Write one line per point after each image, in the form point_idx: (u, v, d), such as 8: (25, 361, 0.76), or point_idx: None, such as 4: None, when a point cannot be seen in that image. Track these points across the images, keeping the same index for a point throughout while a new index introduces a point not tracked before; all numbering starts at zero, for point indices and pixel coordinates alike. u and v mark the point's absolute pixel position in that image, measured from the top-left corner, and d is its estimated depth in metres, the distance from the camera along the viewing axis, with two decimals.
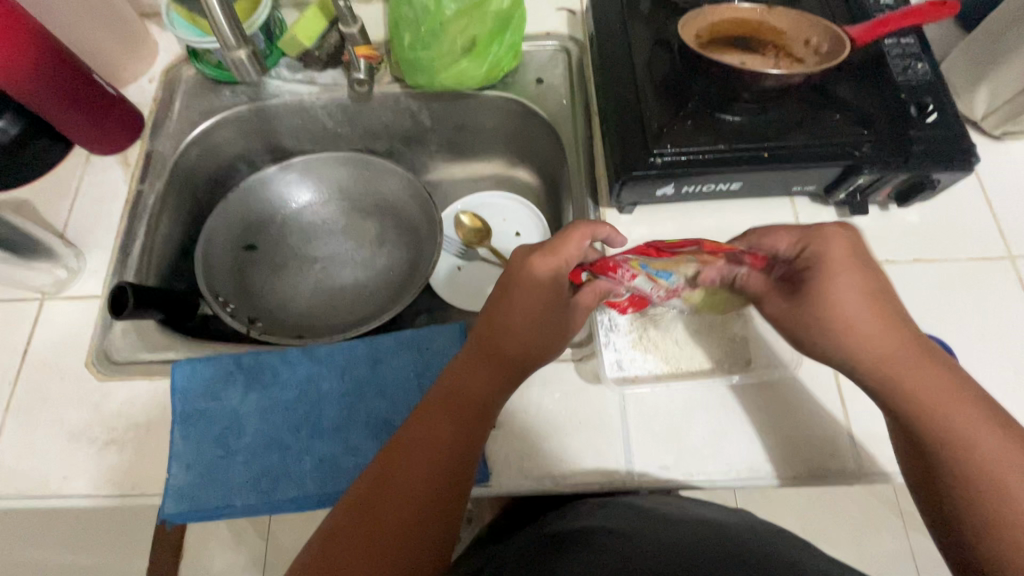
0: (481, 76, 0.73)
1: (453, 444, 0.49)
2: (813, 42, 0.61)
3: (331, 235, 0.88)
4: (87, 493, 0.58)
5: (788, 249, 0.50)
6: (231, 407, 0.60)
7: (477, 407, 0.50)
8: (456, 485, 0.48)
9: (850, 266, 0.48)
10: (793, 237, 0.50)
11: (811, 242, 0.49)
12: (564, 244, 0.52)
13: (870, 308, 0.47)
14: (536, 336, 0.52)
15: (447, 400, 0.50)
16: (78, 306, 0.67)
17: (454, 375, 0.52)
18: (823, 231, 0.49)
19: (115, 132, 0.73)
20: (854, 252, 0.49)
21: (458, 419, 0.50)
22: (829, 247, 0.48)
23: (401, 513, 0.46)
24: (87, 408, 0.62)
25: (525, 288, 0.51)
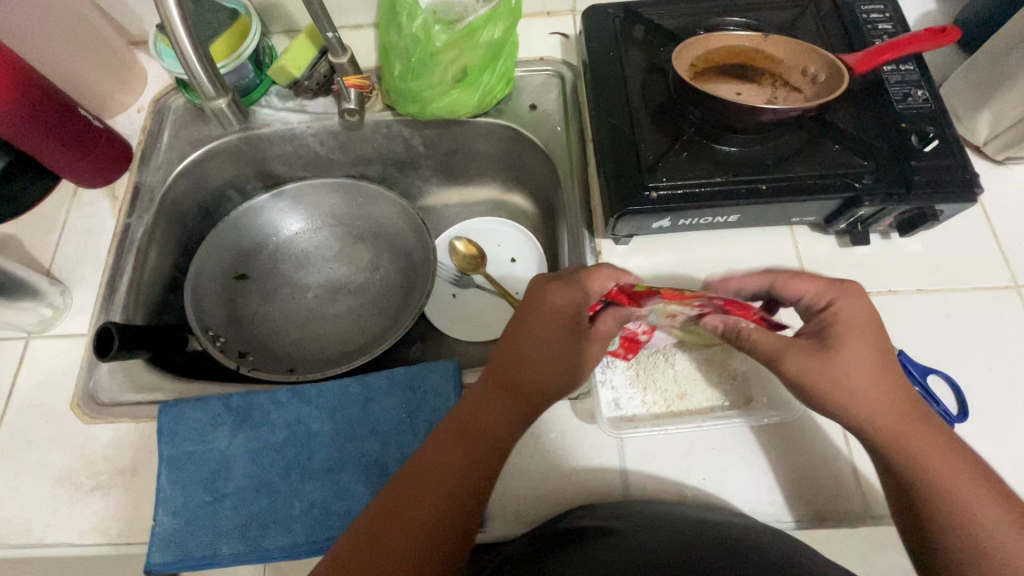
0: (474, 104, 0.71)
1: (464, 478, 0.47)
2: (810, 71, 0.60)
3: (324, 261, 0.87)
4: (70, 542, 0.57)
5: (813, 299, 0.52)
6: (220, 449, 0.59)
7: (491, 442, 0.49)
8: (466, 521, 0.46)
9: (867, 327, 0.49)
10: (825, 288, 0.51)
11: (836, 297, 0.50)
12: (583, 285, 0.52)
13: (871, 356, 0.48)
14: (549, 368, 0.51)
15: (459, 431, 0.49)
16: (64, 345, 0.66)
17: (471, 405, 0.50)
18: (847, 287, 0.51)
19: (103, 165, 0.72)
20: (871, 314, 0.49)
21: (470, 449, 0.48)
22: (851, 307, 0.49)
23: (408, 552, 0.44)
24: (72, 451, 0.60)
25: (541, 315, 0.52)
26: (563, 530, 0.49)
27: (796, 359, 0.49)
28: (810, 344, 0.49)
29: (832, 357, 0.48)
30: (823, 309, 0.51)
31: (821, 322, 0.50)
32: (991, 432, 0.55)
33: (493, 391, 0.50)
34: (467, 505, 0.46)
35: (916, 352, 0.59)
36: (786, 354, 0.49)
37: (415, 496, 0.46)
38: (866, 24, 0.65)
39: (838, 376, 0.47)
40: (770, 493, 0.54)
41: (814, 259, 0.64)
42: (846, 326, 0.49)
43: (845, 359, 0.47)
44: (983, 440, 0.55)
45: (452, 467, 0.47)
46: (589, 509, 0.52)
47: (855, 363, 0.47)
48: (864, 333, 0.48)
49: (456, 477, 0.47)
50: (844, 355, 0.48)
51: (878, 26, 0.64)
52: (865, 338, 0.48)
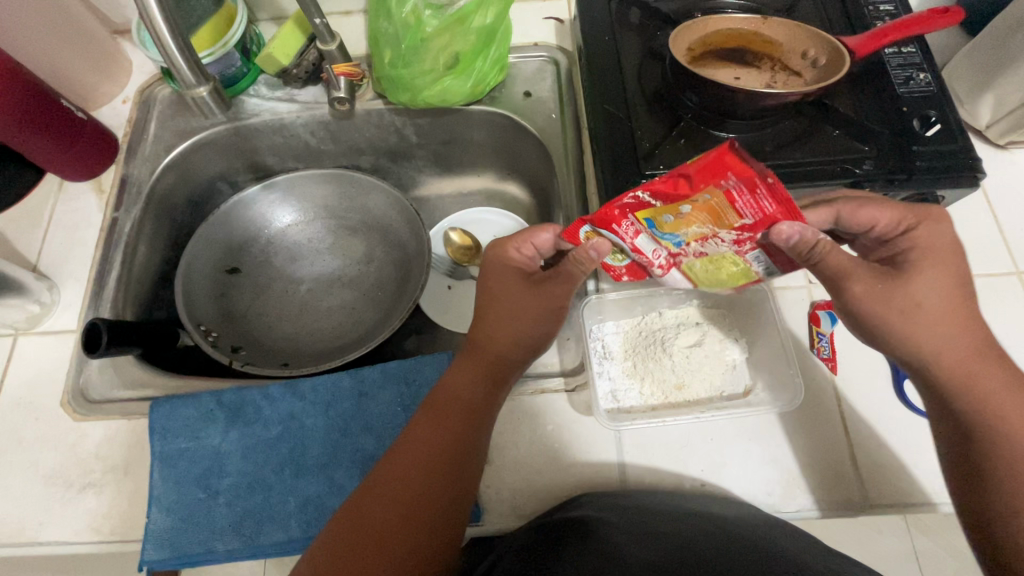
0: (467, 92, 0.70)
1: (440, 453, 0.48)
2: (810, 54, 0.58)
3: (316, 253, 0.86)
4: (63, 539, 0.56)
5: (890, 225, 0.48)
6: (212, 445, 0.58)
7: (464, 408, 0.50)
8: (446, 492, 0.47)
9: (947, 253, 0.47)
10: (901, 214, 0.48)
11: (917, 223, 0.48)
12: (525, 236, 0.56)
13: (947, 287, 0.46)
14: (514, 321, 0.53)
15: (432, 408, 0.51)
16: (53, 342, 0.64)
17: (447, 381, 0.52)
18: (931, 212, 0.48)
19: (88, 157, 0.71)
20: (952, 242, 0.47)
21: (445, 419, 0.50)
22: (936, 234, 0.47)
23: (393, 520, 0.46)
24: (64, 449, 0.59)
25: (500, 273, 0.55)
26: (558, 520, 0.49)
27: (863, 283, 0.46)
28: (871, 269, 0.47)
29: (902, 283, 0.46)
30: (899, 236, 0.48)
31: (899, 248, 0.48)
32: None
33: (467, 362, 0.53)
34: (446, 477, 0.47)
35: None
36: (851, 279, 0.46)
37: (396, 469, 0.48)
38: (867, 6, 0.63)
39: (909, 302, 0.45)
40: (770, 484, 0.53)
41: None
42: (930, 248, 0.47)
43: (916, 287, 0.45)
44: None
45: (430, 441, 0.48)
46: (589, 497, 0.51)
47: (931, 302, 0.45)
48: (939, 262, 0.46)
49: (431, 450, 0.48)
50: (917, 281, 0.46)
51: (880, 8, 0.63)
52: (941, 266, 0.46)
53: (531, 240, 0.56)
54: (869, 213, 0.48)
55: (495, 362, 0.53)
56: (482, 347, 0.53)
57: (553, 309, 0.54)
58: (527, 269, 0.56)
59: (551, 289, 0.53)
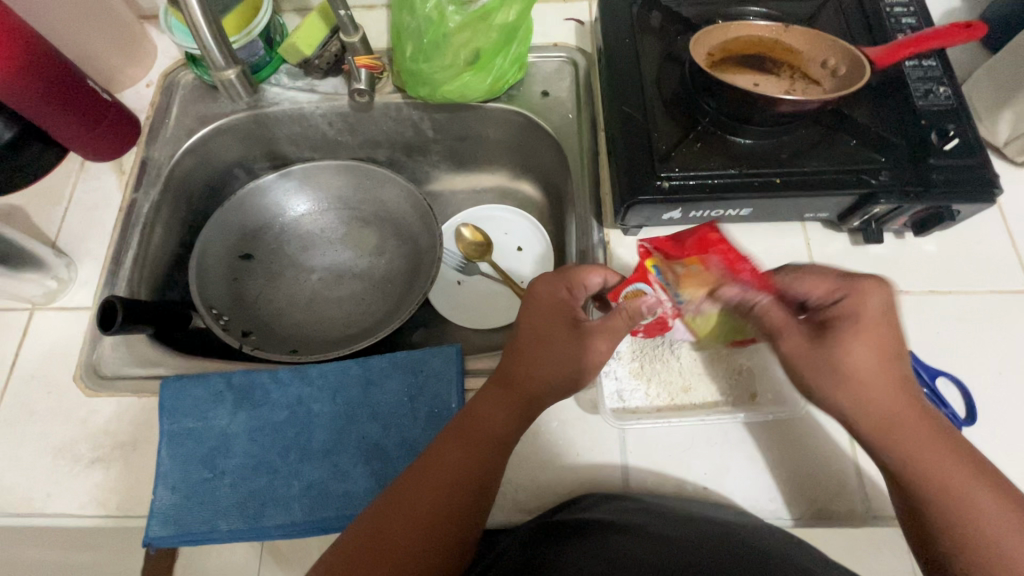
0: (485, 89, 0.70)
1: (467, 480, 0.48)
2: (831, 63, 0.58)
3: (329, 245, 0.87)
4: (70, 512, 0.57)
5: (822, 298, 0.48)
6: (220, 426, 0.59)
7: (493, 441, 0.50)
8: (465, 518, 0.48)
9: (875, 324, 0.46)
10: (832, 286, 0.48)
11: (849, 293, 0.47)
12: (578, 277, 0.54)
13: (875, 356, 0.45)
14: (549, 367, 0.51)
15: (467, 435, 0.50)
16: (68, 317, 0.65)
17: (477, 407, 0.52)
18: (862, 285, 0.47)
19: (111, 138, 0.72)
20: (884, 312, 0.46)
21: (473, 448, 0.50)
22: (865, 304, 0.46)
23: (408, 532, 0.46)
24: (74, 423, 0.60)
25: (545, 315, 0.53)
26: (562, 520, 0.50)
27: (793, 347, 0.47)
28: (802, 331, 0.48)
29: (828, 351, 0.46)
30: (830, 305, 0.48)
31: (828, 316, 0.47)
32: (999, 437, 0.54)
33: (503, 397, 0.51)
34: (468, 504, 0.48)
35: (926, 353, 0.58)
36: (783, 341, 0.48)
37: (418, 488, 0.48)
38: (890, 18, 0.63)
39: (833, 371, 0.46)
40: (771, 491, 0.53)
41: (825, 256, 0.63)
42: (860, 319, 0.46)
43: (844, 358, 0.45)
44: (988, 445, 0.54)
45: (458, 466, 0.49)
46: (596, 498, 0.52)
47: (862, 371, 0.45)
48: (867, 333, 0.45)
49: (459, 476, 0.48)
50: (846, 352, 0.45)
51: (902, 20, 0.63)
52: (870, 337, 0.45)
53: (582, 283, 0.54)
54: (804, 284, 0.49)
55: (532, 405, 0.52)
56: (514, 381, 0.52)
57: (596, 364, 0.50)
58: (571, 311, 0.53)
59: (592, 346, 0.50)
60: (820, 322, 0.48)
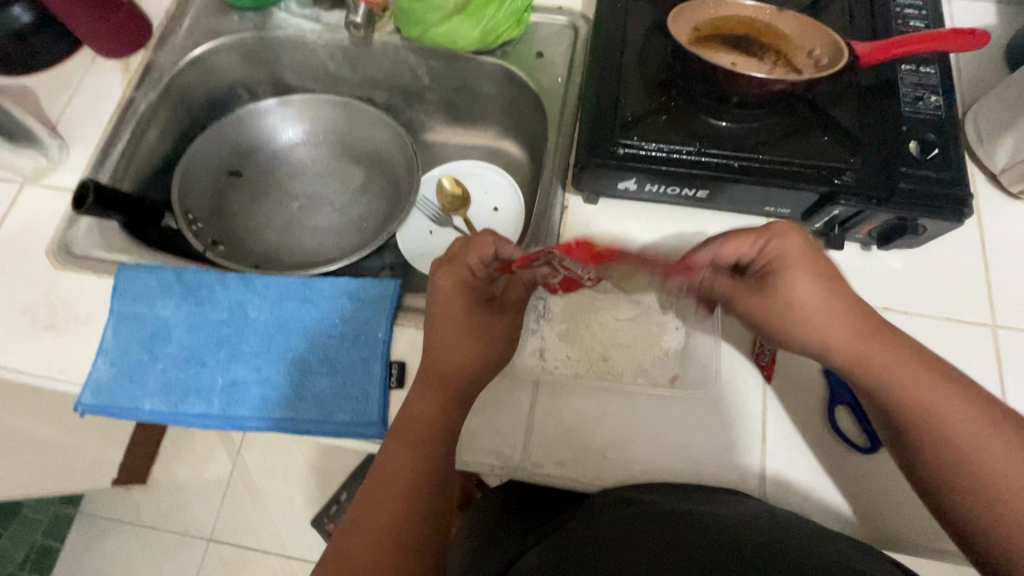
0: (476, 37, 0.69)
1: (416, 475, 0.48)
2: (815, 54, 0.56)
3: (316, 176, 0.89)
4: (17, 368, 0.61)
5: (749, 253, 0.52)
6: (162, 316, 0.62)
7: (435, 432, 0.50)
8: (433, 505, 0.48)
9: (808, 259, 0.50)
10: (755, 236, 0.51)
11: (770, 237, 0.51)
12: (460, 261, 0.56)
13: (820, 288, 0.49)
14: (472, 346, 0.53)
15: (404, 436, 0.50)
16: (53, 196, 0.70)
17: (409, 411, 0.51)
18: (777, 228, 0.51)
19: (122, 39, 0.75)
20: (806, 243, 0.50)
21: (415, 448, 0.49)
22: (786, 244, 0.50)
23: (376, 543, 0.45)
24: (37, 290, 0.65)
25: (447, 298, 0.55)
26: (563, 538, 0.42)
27: (746, 300, 0.51)
28: (749, 287, 0.52)
29: (777, 293, 0.49)
30: (760, 254, 0.51)
31: (761, 267, 0.51)
32: None
33: (432, 391, 0.52)
34: (428, 495, 0.48)
35: None
36: (735, 296, 0.52)
37: (374, 496, 0.48)
38: (896, 18, 0.60)
39: (783, 310, 0.49)
40: (670, 469, 0.53)
41: None
42: (789, 259, 0.50)
43: (793, 295, 0.49)
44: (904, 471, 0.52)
45: (402, 461, 0.49)
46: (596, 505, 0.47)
47: (805, 297, 0.49)
48: (803, 265, 0.49)
49: (408, 477, 0.48)
50: (791, 288, 0.49)
51: (909, 23, 0.60)
52: (806, 269, 0.49)
53: (477, 249, 0.56)
54: (733, 245, 0.52)
55: (461, 391, 0.52)
56: (441, 371, 0.52)
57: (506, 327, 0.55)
58: (480, 289, 0.56)
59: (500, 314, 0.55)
60: (759, 275, 0.51)
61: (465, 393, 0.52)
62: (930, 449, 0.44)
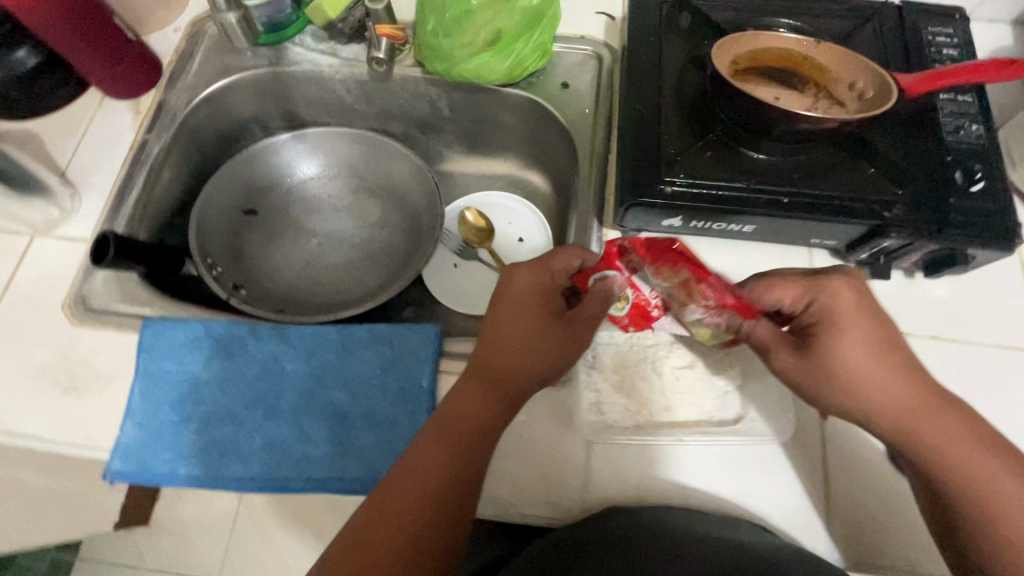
0: (505, 72, 0.67)
1: (448, 478, 0.47)
2: (858, 86, 0.55)
3: (333, 210, 0.87)
4: (38, 436, 0.58)
5: (792, 303, 0.51)
6: (193, 372, 0.59)
7: (474, 432, 0.50)
8: (459, 508, 0.47)
9: (858, 322, 0.49)
10: (802, 289, 0.50)
11: (818, 294, 0.50)
12: (543, 266, 0.55)
13: (870, 351, 0.48)
14: (528, 353, 0.52)
15: (444, 432, 0.49)
16: (66, 247, 0.66)
17: (455, 404, 0.51)
18: (828, 284, 0.50)
19: (131, 78, 0.73)
20: (860, 305, 0.49)
21: (452, 446, 0.49)
22: (837, 302, 0.49)
23: (395, 541, 0.45)
24: (55, 350, 0.61)
25: (518, 303, 0.55)
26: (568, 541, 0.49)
27: (787, 356, 0.50)
28: (789, 344, 0.50)
29: (822, 354, 0.48)
30: (804, 308, 0.51)
31: (805, 319, 0.50)
32: None
33: (480, 385, 0.52)
34: (457, 497, 0.47)
35: None
36: (776, 350, 0.50)
37: (399, 492, 0.47)
38: (930, 47, 0.60)
39: (832, 374, 0.48)
40: (732, 512, 0.52)
41: None
42: (838, 319, 0.49)
43: (840, 357, 0.48)
44: None
45: (445, 461, 0.48)
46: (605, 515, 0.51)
47: (855, 364, 0.48)
48: (852, 325, 0.48)
49: (439, 474, 0.47)
50: (836, 348, 0.48)
51: (943, 51, 0.60)
52: (857, 331, 0.48)
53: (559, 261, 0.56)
54: (775, 291, 0.51)
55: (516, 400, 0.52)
56: (495, 373, 0.52)
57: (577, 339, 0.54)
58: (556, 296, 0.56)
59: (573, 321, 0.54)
60: (804, 327, 0.51)
61: (515, 406, 0.52)
62: (970, 518, 0.44)
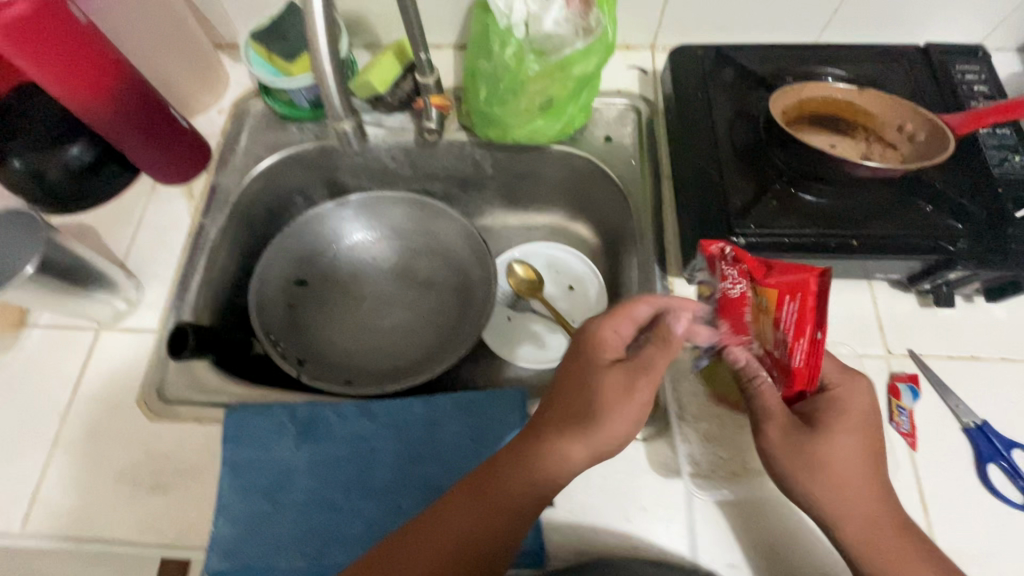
0: (556, 131, 0.71)
1: (464, 540, 0.47)
2: (907, 129, 0.58)
3: (379, 273, 0.87)
4: (129, 540, 0.57)
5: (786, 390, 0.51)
6: (282, 459, 0.58)
7: (508, 501, 0.48)
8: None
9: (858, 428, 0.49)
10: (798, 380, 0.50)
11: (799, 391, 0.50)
12: (632, 304, 0.53)
13: (851, 452, 0.48)
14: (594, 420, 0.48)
15: (471, 490, 0.49)
16: (134, 339, 0.66)
17: (495, 463, 0.50)
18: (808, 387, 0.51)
19: (185, 164, 0.74)
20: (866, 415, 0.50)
21: (478, 506, 0.48)
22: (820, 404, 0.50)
23: None
24: (135, 447, 0.60)
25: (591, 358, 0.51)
26: None
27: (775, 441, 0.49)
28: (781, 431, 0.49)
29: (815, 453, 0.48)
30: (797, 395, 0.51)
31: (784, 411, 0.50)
32: None
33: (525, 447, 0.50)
34: (472, 562, 0.47)
35: (995, 421, 0.57)
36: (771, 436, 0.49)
37: (415, 538, 0.48)
38: (962, 84, 0.64)
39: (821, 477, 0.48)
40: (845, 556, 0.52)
41: (894, 318, 0.63)
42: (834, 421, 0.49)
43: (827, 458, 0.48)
44: None
45: (466, 522, 0.47)
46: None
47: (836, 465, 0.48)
48: (837, 425, 0.49)
49: (461, 531, 0.47)
50: (826, 449, 0.48)
51: (975, 87, 0.64)
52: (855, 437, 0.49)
53: (630, 314, 0.53)
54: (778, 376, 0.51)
55: (558, 461, 0.48)
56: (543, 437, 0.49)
57: (631, 396, 0.48)
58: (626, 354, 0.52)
59: (632, 372, 0.49)
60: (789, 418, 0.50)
61: (549, 477, 0.48)
62: None
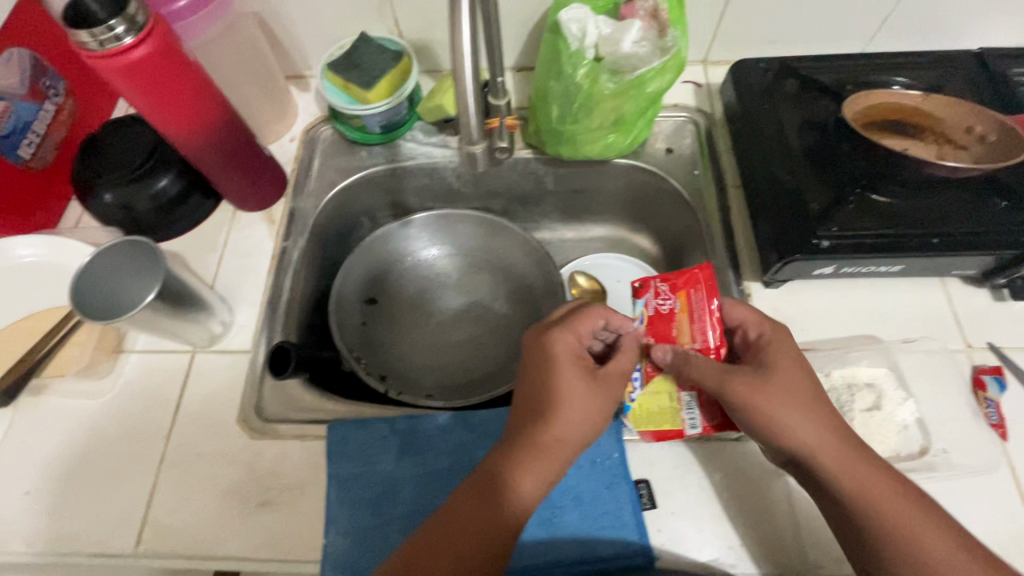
0: (624, 145, 0.75)
1: (479, 532, 0.48)
2: (977, 130, 0.61)
3: (444, 288, 0.89)
4: (242, 555, 0.58)
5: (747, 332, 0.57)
6: (386, 471, 0.60)
7: (506, 488, 0.50)
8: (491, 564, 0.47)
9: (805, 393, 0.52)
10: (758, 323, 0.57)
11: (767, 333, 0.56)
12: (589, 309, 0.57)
13: (811, 423, 0.51)
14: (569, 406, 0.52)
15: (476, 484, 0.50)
16: (229, 360, 0.68)
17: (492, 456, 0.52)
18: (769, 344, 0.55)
19: (266, 191, 0.76)
20: (799, 369, 0.53)
21: (483, 498, 0.49)
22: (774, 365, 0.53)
23: None
24: (240, 465, 0.62)
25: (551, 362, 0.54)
26: None
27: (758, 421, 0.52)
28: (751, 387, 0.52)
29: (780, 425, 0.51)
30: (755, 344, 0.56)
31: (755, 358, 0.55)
32: None
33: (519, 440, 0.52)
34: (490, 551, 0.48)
35: None
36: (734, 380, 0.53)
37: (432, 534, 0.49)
38: (1017, 87, 0.67)
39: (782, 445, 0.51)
40: None
41: (968, 312, 0.64)
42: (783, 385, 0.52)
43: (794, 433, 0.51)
44: None
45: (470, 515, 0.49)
46: None
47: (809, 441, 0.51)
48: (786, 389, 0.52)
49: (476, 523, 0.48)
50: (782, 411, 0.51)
51: None
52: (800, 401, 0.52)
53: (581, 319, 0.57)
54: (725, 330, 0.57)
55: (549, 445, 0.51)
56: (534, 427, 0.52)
57: (571, 392, 0.52)
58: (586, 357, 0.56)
59: (566, 377, 0.53)
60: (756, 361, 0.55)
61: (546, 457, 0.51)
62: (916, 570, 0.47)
